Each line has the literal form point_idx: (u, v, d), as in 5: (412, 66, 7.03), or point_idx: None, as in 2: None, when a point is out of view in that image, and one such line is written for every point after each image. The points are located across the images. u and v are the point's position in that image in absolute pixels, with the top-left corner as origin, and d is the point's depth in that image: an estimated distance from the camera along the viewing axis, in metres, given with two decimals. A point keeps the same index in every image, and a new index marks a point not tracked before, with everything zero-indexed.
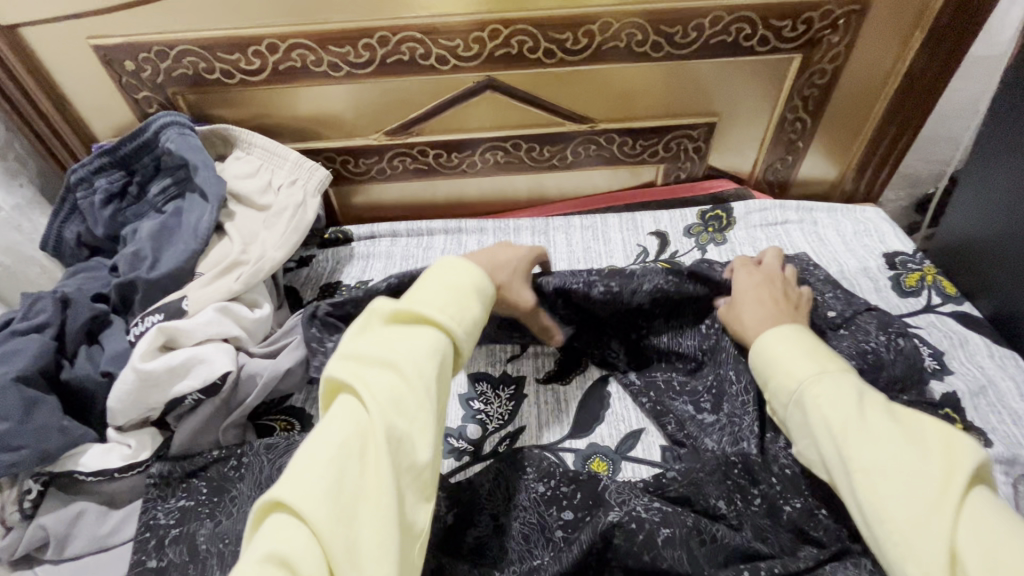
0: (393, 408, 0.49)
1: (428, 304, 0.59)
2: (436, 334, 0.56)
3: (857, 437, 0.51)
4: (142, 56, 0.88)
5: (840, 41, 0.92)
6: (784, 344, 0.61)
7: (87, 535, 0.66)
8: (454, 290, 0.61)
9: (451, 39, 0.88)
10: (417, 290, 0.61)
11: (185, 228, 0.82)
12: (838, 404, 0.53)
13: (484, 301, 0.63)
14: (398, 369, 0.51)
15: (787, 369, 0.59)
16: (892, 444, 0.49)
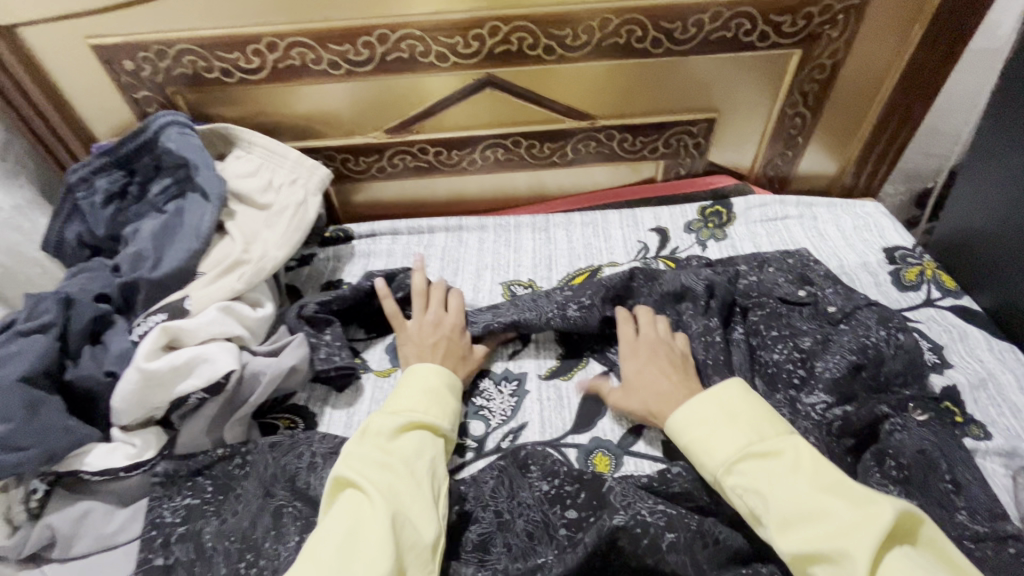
0: (395, 500, 0.58)
1: (411, 403, 0.69)
2: (427, 436, 0.66)
3: (785, 522, 0.54)
4: (141, 56, 0.88)
5: (840, 36, 0.92)
6: (701, 413, 0.65)
7: (93, 533, 0.66)
8: (434, 394, 0.71)
9: (450, 36, 0.88)
10: (400, 387, 0.71)
11: (187, 228, 0.82)
12: (763, 485, 0.57)
13: (457, 394, 0.74)
14: (396, 467, 0.61)
15: (711, 447, 0.62)
16: (815, 524, 0.53)
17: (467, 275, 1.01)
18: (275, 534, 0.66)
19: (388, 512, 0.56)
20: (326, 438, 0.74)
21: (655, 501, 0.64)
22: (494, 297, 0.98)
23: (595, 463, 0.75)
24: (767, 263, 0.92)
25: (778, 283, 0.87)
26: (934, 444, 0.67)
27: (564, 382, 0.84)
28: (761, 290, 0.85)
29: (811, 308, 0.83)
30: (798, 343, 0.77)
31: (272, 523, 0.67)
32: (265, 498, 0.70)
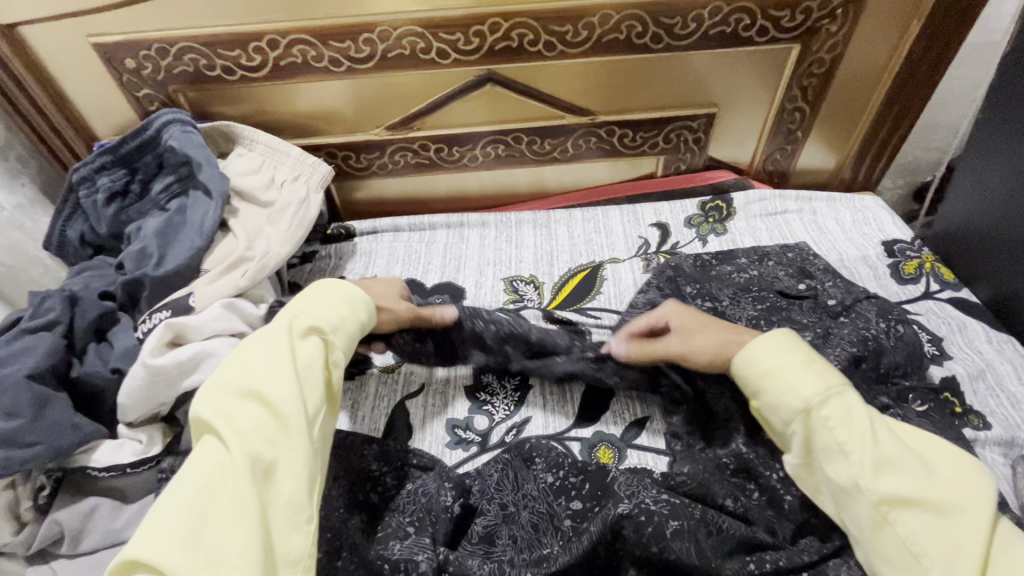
0: (257, 436, 0.52)
1: (292, 323, 0.63)
2: (309, 358, 0.60)
3: (878, 467, 0.53)
4: (143, 54, 0.88)
5: (838, 30, 0.93)
6: (773, 353, 0.61)
7: (101, 529, 0.67)
8: (319, 306, 0.66)
9: (451, 33, 0.88)
10: (289, 308, 0.66)
11: (190, 225, 0.83)
12: (849, 431, 0.55)
13: (350, 311, 0.68)
14: (263, 399, 0.54)
15: (790, 384, 0.58)
16: (906, 475, 0.53)
17: (469, 271, 1.02)
18: None
19: (243, 452, 0.50)
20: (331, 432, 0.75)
21: (659, 490, 0.64)
22: (496, 293, 0.98)
23: (599, 456, 0.76)
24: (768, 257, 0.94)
25: (777, 278, 0.88)
26: (934, 434, 0.68)
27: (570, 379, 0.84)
28: (761, 284, 0.87)
29: (811, 302, 0.83)
30: (801, 339, 0.76)
31: None
32: None
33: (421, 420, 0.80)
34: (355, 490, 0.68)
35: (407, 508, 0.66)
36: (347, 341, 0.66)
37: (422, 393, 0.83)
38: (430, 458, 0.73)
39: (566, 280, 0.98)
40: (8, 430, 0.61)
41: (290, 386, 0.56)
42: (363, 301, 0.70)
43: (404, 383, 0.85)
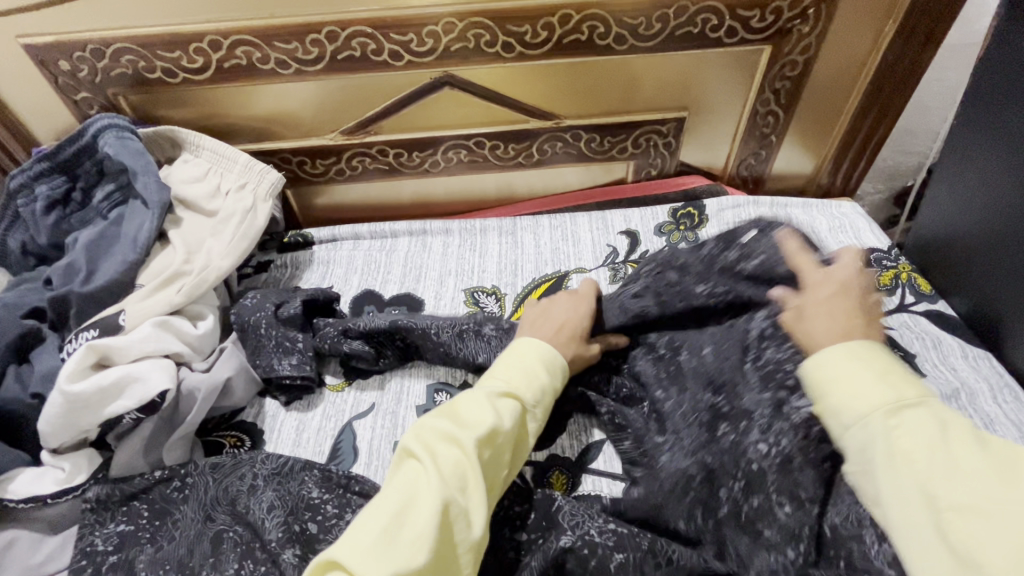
0: (453, 480, 0.53)
1: (509, 377, 0.64)
2: (508, 412, 0.60)
3: (946, 506, 0.42)
4: (77, 55, 0.83)
5: (811, 31, 0.88)
6: (848, 364, 0.49)
7: (17, 564, 0.62)
8: (527, 365, 0.65)
9: (403, 33, 0.83)
10: (503, 360, 0.66)
11: (125, 238, 0.79)
12: (920, 457, 0.44)
13: (552, 372, 0.66)
14: (463, 445, 0.56)
15: (849, 396, 0.48)
16: (1004, 526, 0.39)
17: (429, 281, 0.98)
18: (213, 561, 0.62)
19: (439, 491, 0.52)
20: (269, 458, 0.71)
21: (608, 517, 0.61)
22: (456, 305, 0.94)
23: (552, 481, 0.72)
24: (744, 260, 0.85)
25: None
26: None
27: None
28: None
29: None
30: None
31: (211, 549, 0.63)
32: (205, 523, 0.66)
33: (368, 442, 0.76)
34: (292, 519, 0.65)
35: None
36: (543, 407, 0.64)
37: (371, 413, 0.79)
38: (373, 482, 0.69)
39: (528, 292, 0.94)
40: None
41: (488, 440, 0.57)
42: (561, 369, 0.67)
43: (354, 400, 0.81)
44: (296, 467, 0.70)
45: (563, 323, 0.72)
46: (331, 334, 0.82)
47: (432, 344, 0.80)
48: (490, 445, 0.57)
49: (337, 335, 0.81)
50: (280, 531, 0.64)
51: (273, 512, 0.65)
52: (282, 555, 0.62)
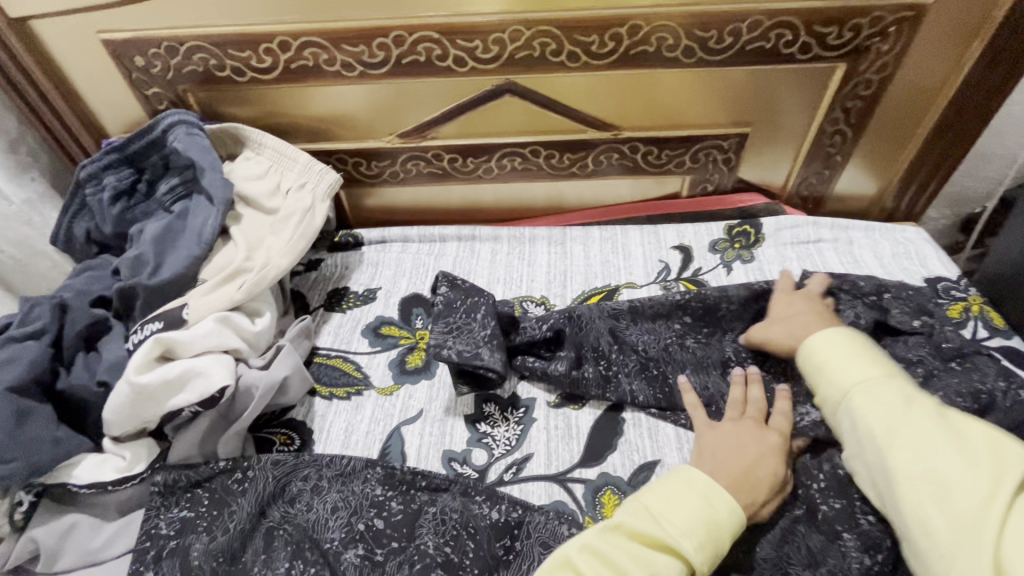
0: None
1: (683, 526, 0.57)
2: (666, 567, 0.54)
3: (898, 447, 0.56)
4: (152, 52, 0.86)
5: (890, 49, 0.86)
6: (842, 349, 0.66)
7: (77, 548, 0.64)
8: (705, 502, 0.59)
9: (469, 40, 0.83)
10: (667, 493, 0.60)
11: (190, 232, 0.80)
12: (882, 410, 0.59)
13: (715, 502, 0.59)
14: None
15: (835, 374, 0.64)
16: (945, 454, 0.54)
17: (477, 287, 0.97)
18: (265, 557, 0.64)
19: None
20: (334, 460, 0.72)
21: None
22: None
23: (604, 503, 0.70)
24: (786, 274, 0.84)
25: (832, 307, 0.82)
26: None
27: (576, 413, 0.79)
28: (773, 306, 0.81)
29: None
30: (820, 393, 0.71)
31: (264, 545, 0.65)
32: (259, 518, 0.67)
33: (416, 448, 0.76)
34: (356, 519, 0.67)
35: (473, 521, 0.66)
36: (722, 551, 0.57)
37: (419, 420, 0.79)
38: (440, 478, 0.71)
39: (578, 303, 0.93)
40: None
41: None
42: (741, 523, 0.59)
43: (403, 406, 0.81)
44: (359, 467, 0.71)
45: (746, 462, 0.64)
46: (547, 326, 0.82)
47: (624, 356, 0.81)
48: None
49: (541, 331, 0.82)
50: (342, 532, 0.66)
51: (337, 513, 0.67)
52: (344, 555, 0.64)
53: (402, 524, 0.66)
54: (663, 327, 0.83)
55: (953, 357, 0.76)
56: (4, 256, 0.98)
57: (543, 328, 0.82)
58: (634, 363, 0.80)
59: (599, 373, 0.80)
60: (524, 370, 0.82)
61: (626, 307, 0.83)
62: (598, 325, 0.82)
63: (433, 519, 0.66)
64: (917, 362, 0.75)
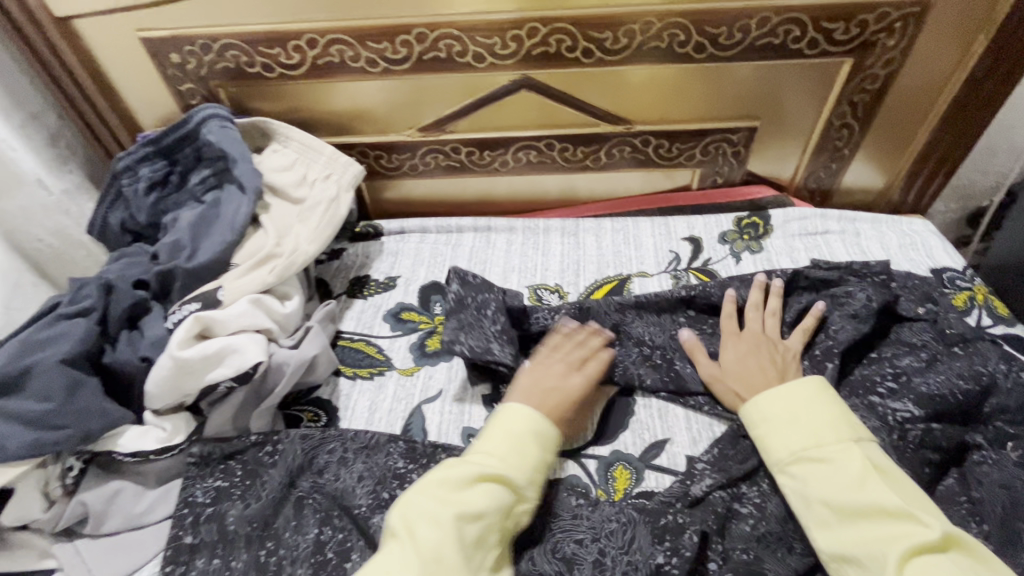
0: (434, 560, 0.56)
1: (488, 460, 0.64)
2: (489, 493, 0.61)
3: (827, 519, 0.60)
4: (187, 49, 0.90)
5: (896, 45, 0.88)
6: (784, 409, 0.68)
7: (122, 512, 0.69)
8: (516, 441, 0.66)
9: (489, 37, 0.87)
10: (488, 433, 0.68)
11: (223, 219, 0.85)
12: (816, 479, 0.61)
13: (544, 446, 0.68)
14: (444, 523, 0.58)
15: (773, 436, 0.67)
16: (872, 524, 0.57)
17: (494, 276, 1.01)
18: (295, 523, 0.68)
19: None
20: (358, 435, 0.75)
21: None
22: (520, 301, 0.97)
23: (615, 476, 0.74)
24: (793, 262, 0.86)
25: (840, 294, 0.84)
26: (999, 480, 0.65)
27: (589, 393, 0.83)
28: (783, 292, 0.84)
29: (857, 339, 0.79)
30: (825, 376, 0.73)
31: (294, 513, 0.69)
32: (288, 488, 0.71)
33: (437, 425, 0.80)
34: (380, 488, 0.70)
35: None
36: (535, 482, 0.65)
37: (439, 399, 0.83)
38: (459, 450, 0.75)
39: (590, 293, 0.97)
40: (41, 412, 0.63)
41: (476, 519, 0.59)
42: (553, 436, 0.69)
43: (423, 386, 0.84)
44: (382, 441, 0.74)
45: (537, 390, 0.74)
46: (556, 317, 0.85)
47: (631, 344, 0.84)
48: (478, 523, 0.59)
49: (551, 320, 0.85)
50: (368, 500, 0.69)
51: (363, 482, 0.70)
52: (371, 520, 0.68)
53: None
54: (668, 320, 0.87)
55: (957, 342, 0.78)
56: (44, 244, 1.04)
57: (551, 316, 0.86)
58: (638, 353, 0.83)
59: (607, 360, 0.83)
60: (534, 356, 0.85)
61: (632, 301, 0.86)
62: (604, 316, 0.85)
63: None
64: (922, 346, 0.78)
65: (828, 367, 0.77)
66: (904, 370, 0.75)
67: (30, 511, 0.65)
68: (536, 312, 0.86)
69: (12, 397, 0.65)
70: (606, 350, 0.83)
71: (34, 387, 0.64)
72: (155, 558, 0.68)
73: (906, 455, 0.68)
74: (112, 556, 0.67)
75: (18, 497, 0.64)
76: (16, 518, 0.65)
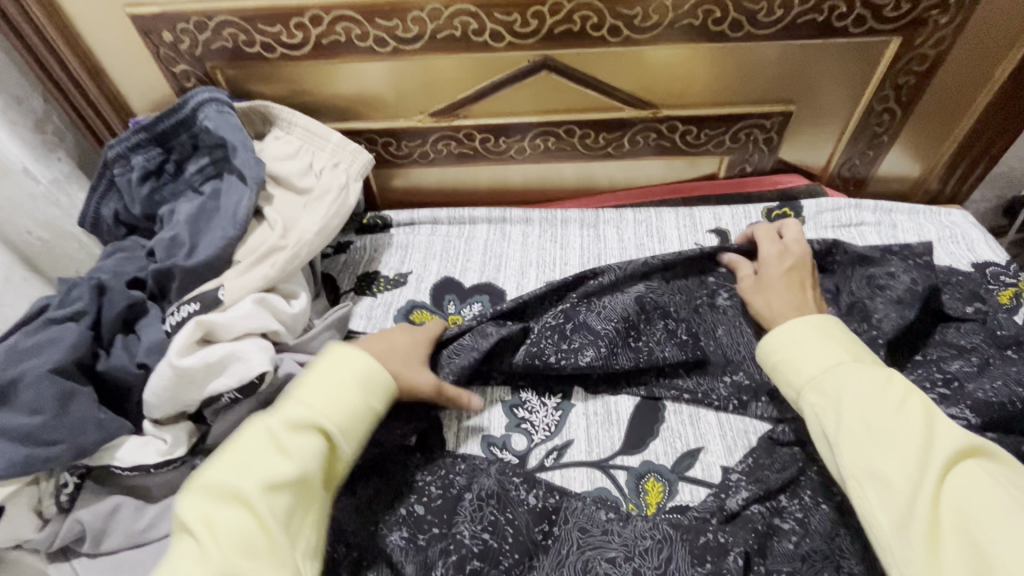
0: (239, 552, 0.49)
1: (328, 400, 0.60)
2: (309, 446, 0.56)
3: (858, 440, 0.52)
4: (180, 27, 0.83)
5: (949, 22, 0.81)
6: (798, 333, 0.62)
7: (123, 530, 0.64)
8: (330, 386, 0.61)
9: (508, 13, 0.80)
10: (306, 385, 0.61)
11: (224, 212, 0.79)
12: (848, 393, 0.54)
13: (369, 394, 0.62)
14: (252, 508, 0.51)
15: (795, 366, 0.60)
16: (901, 443, 0.50)
17: (510, 271, 0.95)
18: None
19: None
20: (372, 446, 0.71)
21: None
22: None
23: (647, 489, 0.70)
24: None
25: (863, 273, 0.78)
26: None
27: (614, 399, 0.78)
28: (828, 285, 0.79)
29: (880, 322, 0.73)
30: None
31: None
32: None
33: (454, 432, 0.76)
34: (398, 503, 0.67)
35: (514, 508, 0.65)
36: (358, 427, 0.60)
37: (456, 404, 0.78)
38: (479, 460, 0.71)
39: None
40: (31, 426, 0.59)
41: (284, 487, 0.53)
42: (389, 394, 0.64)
43: None
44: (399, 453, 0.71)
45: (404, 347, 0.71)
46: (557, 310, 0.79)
47: (654, 327, 0.79)
48: (286, 492, 0.53)
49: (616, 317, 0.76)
50: (386, 516, 0.65)
51: (381, 497, 0.67)
52: (389, 536, 0.63)
53: (442, 510, 0.65)
54: (695, 284, 0.83)
55: (1009, 344, 0.74)
56: (34, 236, 0.97)
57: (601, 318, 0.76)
58: (663, 331, 0.78)
59: (629, 346, 0.77)
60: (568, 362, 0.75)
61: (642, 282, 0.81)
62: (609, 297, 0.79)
63: (471, 505, 0.65)
64: (973, 349, 0.73)
65: None
66: (955, 375, 0.70)
67: (23, 531, 0.61)
68: (590, 312, 0.77)
69: None
70: (641, 342, 0.77)
71: (24, 398, 0.59)
72: None
73: None
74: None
75: (9, 517, 0.61)
76: (8, 539, 0.61)
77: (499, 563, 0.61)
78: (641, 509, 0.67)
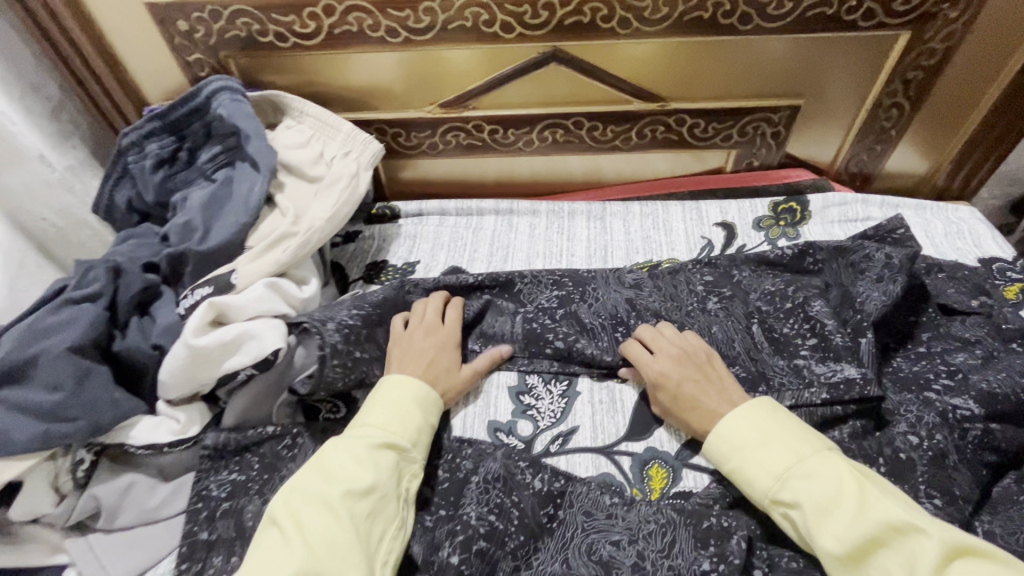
0: (325, 550, 0.52)
1: (398, 421, 0.64)
2: (384, 460, 0.60)
3: (844, 562, 0.51)
4: (195, 16, 0.85)
5: (959, 15, 0.82)
6: (747, 428, 0.61)
7: (136, 507, 0.66)
8: (398, 406, 0.66)
9: (518, 4, 0.81)
10: (375, 407, 0.66)
11: (237, 199, 0.81)
12: (812, 503, 0.54)
13: (426, 413, 0.67)
14: (334, 511, 0.55)
15: (749, 475, 0.59)
16: (882, 557, 0.50)
17: (517, 262, 0.96)
18: None
19: None
20: None
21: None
22: None
23: (650, 475, 0.70)
24: (846, 251, 0.81)
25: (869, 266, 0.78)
26: None
27: (619, 387, 0.78)
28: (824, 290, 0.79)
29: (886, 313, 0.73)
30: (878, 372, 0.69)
31: None
32: None
33: (461, 417, 0.77)
34: None
35: (520, 491, 0.66)
36: (420, 445, 0.65)
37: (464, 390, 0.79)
38: (485, 444, 0.72)
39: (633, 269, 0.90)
40: (48, 403, 0.60)
41: (364, 495, 0.57)
42: (438, 410, 0.69)
43: None
44: None
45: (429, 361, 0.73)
46: (556, 291, 0.85)
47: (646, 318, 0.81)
48: (367, 499, 0.57)
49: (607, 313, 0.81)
50: None
51: None
52: None
53: (449, 492, 0.67)
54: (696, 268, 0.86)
55: (1014, 338, 0.74)
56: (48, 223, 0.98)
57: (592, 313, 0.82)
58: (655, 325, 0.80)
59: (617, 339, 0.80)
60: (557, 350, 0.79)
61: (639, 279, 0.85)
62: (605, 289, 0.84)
63: (477, 488, 0.66)
64: (976, 341, 0.73)
65: (864, 343, 0.71)
66: (959, 367, 0.70)
67: (41, 506, 0.62)
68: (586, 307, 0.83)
69: (17, 386, 0.61)
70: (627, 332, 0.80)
71: (41, 375, 0.61)
72: (170, 556, 0.66)
73: (964, 458, 0.64)
74: (124, 553, 0.64)
75: (27, 491, 0.61)
76: (26, 513, 0.62)
77: (505, 544, 0.62)
78: (645, 494, 0.69)
